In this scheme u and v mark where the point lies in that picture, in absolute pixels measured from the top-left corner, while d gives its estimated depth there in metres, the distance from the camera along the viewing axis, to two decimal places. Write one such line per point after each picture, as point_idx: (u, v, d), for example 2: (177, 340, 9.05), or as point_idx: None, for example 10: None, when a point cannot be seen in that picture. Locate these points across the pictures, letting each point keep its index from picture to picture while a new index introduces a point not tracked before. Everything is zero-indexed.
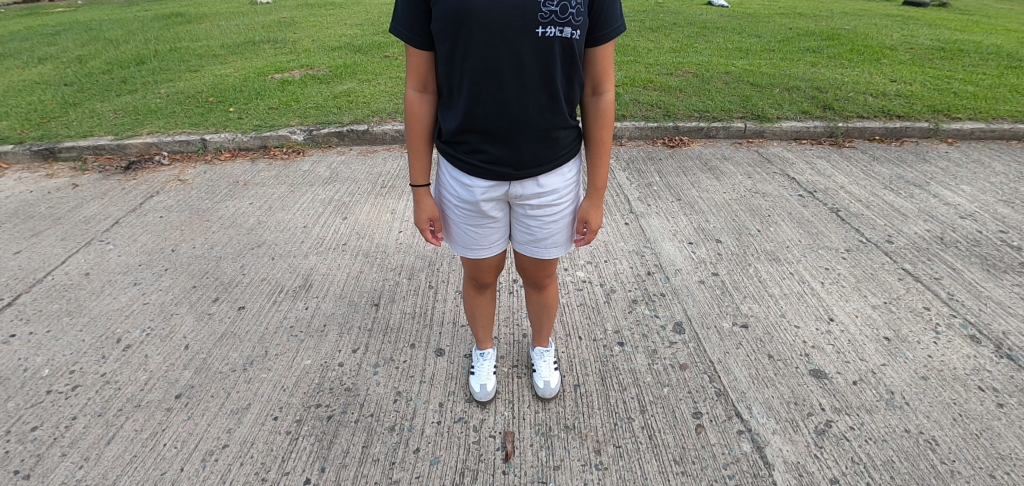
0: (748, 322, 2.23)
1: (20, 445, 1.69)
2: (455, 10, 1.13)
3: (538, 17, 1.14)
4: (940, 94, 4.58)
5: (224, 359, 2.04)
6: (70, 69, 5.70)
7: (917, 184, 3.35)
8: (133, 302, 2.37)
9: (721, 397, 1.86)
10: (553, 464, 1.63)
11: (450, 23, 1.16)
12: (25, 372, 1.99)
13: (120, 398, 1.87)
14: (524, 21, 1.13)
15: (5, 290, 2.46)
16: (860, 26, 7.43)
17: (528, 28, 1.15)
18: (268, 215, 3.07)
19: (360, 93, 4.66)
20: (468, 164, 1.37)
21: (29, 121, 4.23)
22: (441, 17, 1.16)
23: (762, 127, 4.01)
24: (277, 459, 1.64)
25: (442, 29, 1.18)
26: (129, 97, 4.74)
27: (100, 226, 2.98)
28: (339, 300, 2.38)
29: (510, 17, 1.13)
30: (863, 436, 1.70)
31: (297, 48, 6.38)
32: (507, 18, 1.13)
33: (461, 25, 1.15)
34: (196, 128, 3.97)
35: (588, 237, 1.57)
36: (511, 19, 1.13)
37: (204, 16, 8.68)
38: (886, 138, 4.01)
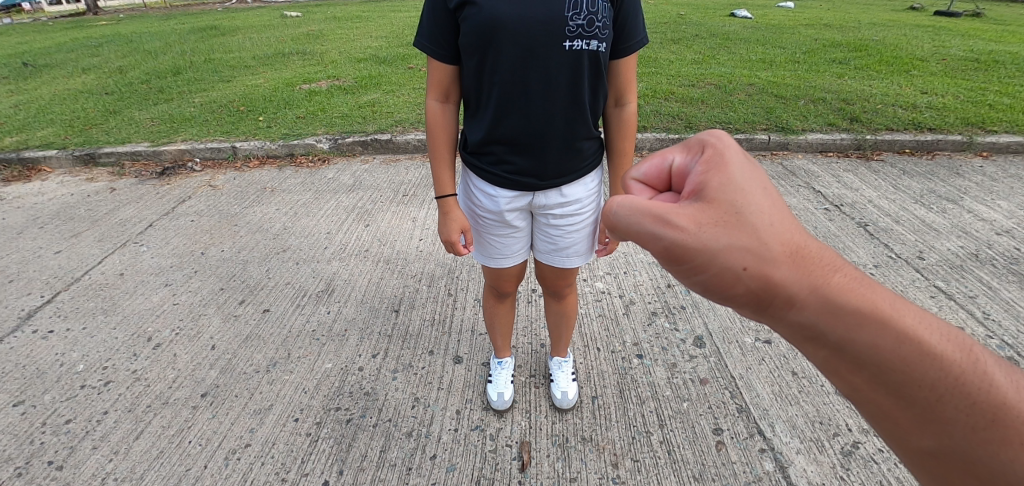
0: (771, 338, 2.18)
1: (55, 437, 1.76)
2: (484, 26, 1.17)
3: (564, 31, 1.18)
4: (974, 106, 4.46)
5: (248, 360, 2.09)
6: (111, 79, 5.96)
7: (950, 199, 3.26)
8: (164, 302, 2.45)
9: (743, 414, 1.83)
10: (570, 476, 1.63)
11: (479, 38, 1.19)
12: (62, 366, 2.07)
13: (149, 395, 1.93)
14: (551, 34, 1.17)
15: (45, 288, 2.57)
16: (890, 37, 7.29)
17: (555, 42, 1.18)
18: (293, 221, 3.15)
19: (384, 103, 4.76)
20: (493, 175, 1.39)
21: (73, 128, 4.43)
22: (469, 31, 1.19)
23: (786, 139, 3.96)
24: (297, 460, 1.67)
25: (470, 44, 1.21)
26: (165, 106, 4.93)
27: (135, 228, 3.09)
28: (360, 306, 2.42)
29: (538, 30, 1.17)
30: (892, 459, 1.65)
31: (324, 59, 6.56)
32: (535, 32, 1.17)
33: (489, 39, 1.19)
34: (227, 136, 4.10)
35: (610, 247, 1.58)
36: (539, 32, 1.17)
37: (237, 28, 9.00)
38: (917, 152, 3.91)
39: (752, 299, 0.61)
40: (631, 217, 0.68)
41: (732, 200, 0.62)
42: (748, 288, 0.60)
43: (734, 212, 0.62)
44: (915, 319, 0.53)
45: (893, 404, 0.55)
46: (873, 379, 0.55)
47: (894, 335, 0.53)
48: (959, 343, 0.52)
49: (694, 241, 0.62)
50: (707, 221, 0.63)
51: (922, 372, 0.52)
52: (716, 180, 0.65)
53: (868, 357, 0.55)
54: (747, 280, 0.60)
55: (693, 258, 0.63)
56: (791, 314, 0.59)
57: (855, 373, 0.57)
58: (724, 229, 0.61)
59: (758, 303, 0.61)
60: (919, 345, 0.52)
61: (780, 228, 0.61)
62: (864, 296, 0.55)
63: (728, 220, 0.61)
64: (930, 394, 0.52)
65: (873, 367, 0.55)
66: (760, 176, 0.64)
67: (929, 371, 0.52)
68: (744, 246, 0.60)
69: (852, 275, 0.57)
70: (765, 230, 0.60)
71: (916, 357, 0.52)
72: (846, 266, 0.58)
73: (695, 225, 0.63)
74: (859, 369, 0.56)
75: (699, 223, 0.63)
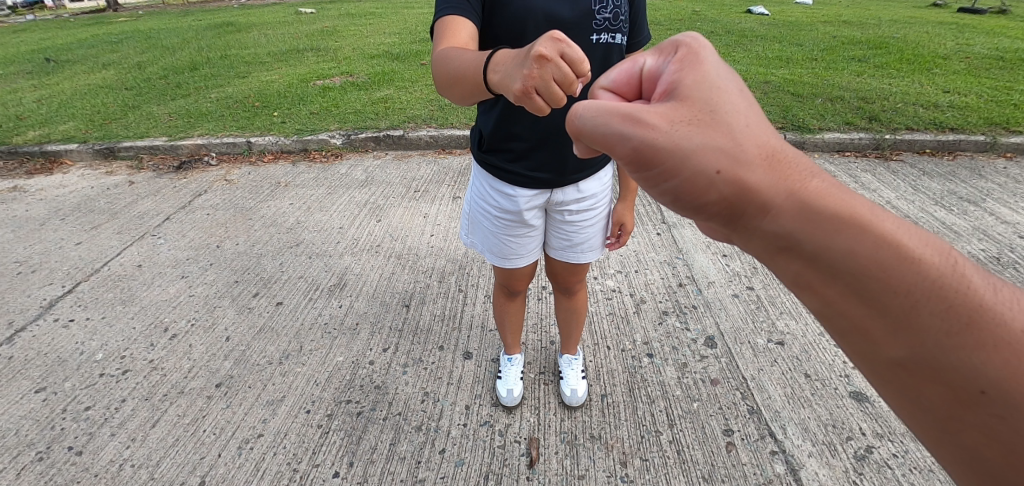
0: (784, 339, 2.16)
1: (75, 423, 1.80)
2: (516, 20, 1.21)
3: (592, 24, 1.26)
4: (998, 105, 4.35)
5: (262, 351, 2.12)
6: (130, 74, 6.06)
7: (971, 200, 3.19)
8: (180, 294, 2.49)
9: (754, 415, 1.81)
10: (578, 473, 1.63)
11: (509, 31, 1.22)
12: (82, 355, 2.11)
13: (166, 384, 1.96)
14: (580, 27, 1.24)
15: (66, 278, 2.63)
16: (911, 34, 7.14)
17: (583, 34, 1.26)
18: (307, 216, 3.18)
19: (396, 99, 4.78)
20: (513, 173, 1.38)
21: (93, 122, 4.52)
22: (502, 22, 1.22)
23: (802, 138, 3.90)
24: (309, 451, 1.69)
25: (501, 36, 1.24)
26: (182, 101, 5.00)
27: (153, 221, 3.14)
28: (371, 300, 2.44)
29: (570, 22, 1.23)
30: (906, 464, 1.63)
31: (338, 56, 6.60)
32: (567, 24, 1.23)
33: (520, 33, 1.22)
34: (243, 131, 4.15)
35: (622, 239, 1.62)
36: (569, 26, 1.23)
37: (253, 25, 9.09)
38: (938, 152, 3.83)
39: (723, 208, 0.56)
40: (597, 118, 0.62)
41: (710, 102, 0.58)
42: (720, 193, 0.56)
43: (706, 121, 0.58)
44: (888, 225, 0.51)
45: (867, 316, 0.52)
46: (849, 290, 0.52)
47: (872, 239, 0.50)
48: (940, 249, 0.51)
49: (665, 140, 0.57)
50: (680, 123, 0.58)
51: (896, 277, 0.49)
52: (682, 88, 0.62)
53: (843, 264, 0.51)
54: (720, 184, 0.56)
55: (663, 162, 0.57)
56: (763, 225, 0.55)
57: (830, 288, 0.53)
58: (699, 127, 0.56)
59: (730, 212, 0.56)
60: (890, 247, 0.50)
61: (751, 137, 0.57)
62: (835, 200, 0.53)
63: (702, 118, 0.57)
64: (906, 301, 0.49)
65: (849, 276, 0.51)
66: (725, 89, 0.61)
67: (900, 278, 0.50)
68: (717, 150, 0.56)
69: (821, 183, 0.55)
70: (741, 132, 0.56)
71: (894, 260, 0.49)
72: (821, 173, 0.56)
73: (668, 125, 0.58)
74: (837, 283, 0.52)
75: (671, 123, 0.57)
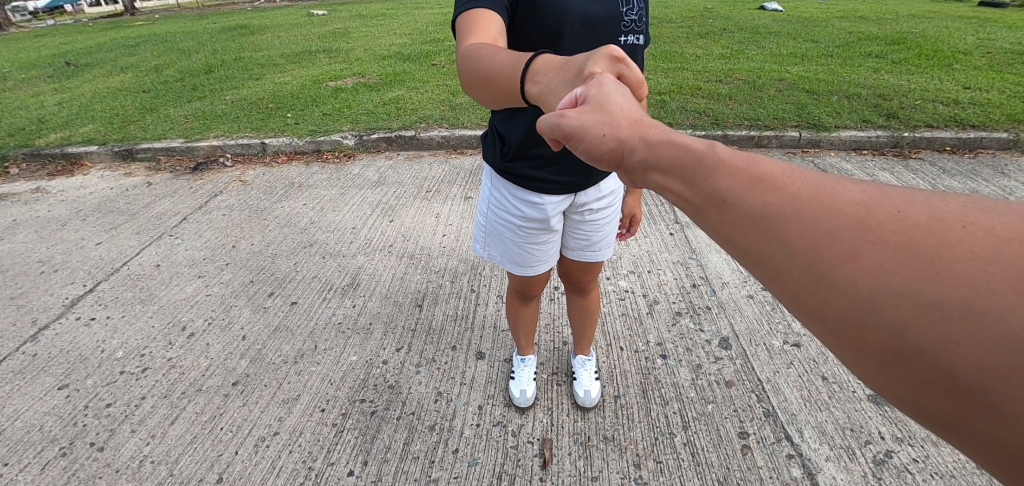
0: (801, 341, 2.13)
1: (96, 420, 1.84)
2: (552, 21, 1.21)
3: (621, 26, 1.32)
4: (1021, 102, 4.25)
5: (277, 350, 2.14)
6: (148, 77, 6.16)
7: (993, 200, 3.12)
8: (198, 293, 2.53)
9: (771, 418, 1.79)
10: (592, 475, 1.62)
11: (544, 33, 1.22)
12: (103, 353, 2.15)
13: (184, 382, 1.99)
14: (611, 29, 1.29)
15: (87, 277, 2.68)
16: (930, 29, 7.00)
17: (614, 36, 1.31)
18: (320, 216, 3.21)
19: (408, 100, 4.80)
20: (541, 180, 1.37)
21: (113, 124, 4.61)
22: (538, 25, 1.21)
23: (818, 137, 3.85)
24: (324, 450, 1.71)
25: (534, 39, 1.23)
26: (198, 103, 5.07)
27: (170, 221, 3.19)
28: (384, 300, 2.45)
29: (604, 24, 1.27)
30: (927, 469, 1.60)
31: (350, 57, 6.65)
32: (600, 26, 1.27)
33: (556, 34, 1.22)
34: (257, 133, 4.20)
35: (632, 230, 1.70)
36: (601, 27, 1.27)
37: (267, 27, 9.19)
38: (958, 150, 3.75)
39: (612, 158, 0.66)
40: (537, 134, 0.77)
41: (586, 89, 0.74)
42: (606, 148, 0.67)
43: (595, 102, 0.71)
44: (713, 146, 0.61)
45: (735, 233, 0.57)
46: (707, 205, 0.58)
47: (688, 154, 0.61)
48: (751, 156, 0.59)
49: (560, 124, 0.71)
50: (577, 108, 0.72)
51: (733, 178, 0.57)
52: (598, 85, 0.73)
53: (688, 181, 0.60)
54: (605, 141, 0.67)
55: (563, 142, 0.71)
56: (636, 165, 0.65)
57: (694, 202, 0.60)
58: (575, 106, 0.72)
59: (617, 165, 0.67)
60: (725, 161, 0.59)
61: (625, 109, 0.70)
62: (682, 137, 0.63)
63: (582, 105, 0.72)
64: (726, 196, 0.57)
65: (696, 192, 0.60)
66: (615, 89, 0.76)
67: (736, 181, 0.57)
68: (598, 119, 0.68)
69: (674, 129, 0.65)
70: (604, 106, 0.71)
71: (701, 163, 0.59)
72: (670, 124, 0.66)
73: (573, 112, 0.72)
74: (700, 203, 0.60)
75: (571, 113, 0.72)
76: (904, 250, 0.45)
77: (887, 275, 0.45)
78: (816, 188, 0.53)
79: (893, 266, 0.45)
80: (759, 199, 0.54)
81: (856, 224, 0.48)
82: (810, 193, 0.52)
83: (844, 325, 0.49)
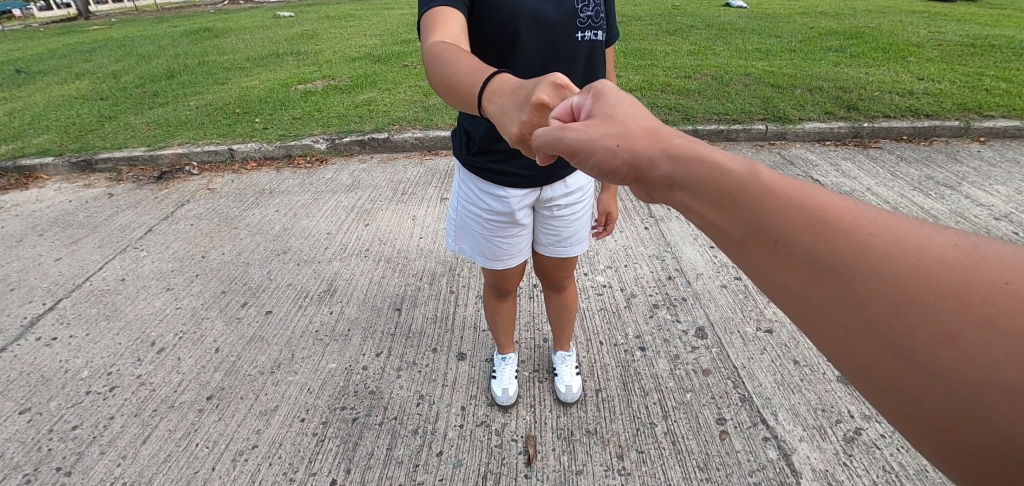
0: (773, 327, 2.19)
1: (63, 443, 1.76)
2: (507, 19, 1.20)
3: (577, 24, 1.30)
4: (971, 91, 4.46)
5: (252, 362, 2.10)
6: (105, 84, 5.93)
7: (948, 185, 3.26)
8: (167, 307, 2.45)
9: (746, 403, 1.84)
10: (576, 469, 1.64)
11: (500, 31, 1.22)
12: (67, 373, 2.07)
13: (155, 399, 1.93)
14: (567, 26, 1.28)
15: (46, 295, 2.57)
16: (885, 24, 7.27)
17: (569, 34, 1.29)
18: (293, 222, 3.14)
19: (380, 102, 4.74)
20: (504, 173, 1.37)
21: (69, 134, 4.42)
22: (492, 27, 1.21)
23: (783, 129, 3.96)
24: (305, 460, 1.68)
25: (490, 40, 1.24)
26: (160, 110, 4.91)
27: (135, 233, 3.09)
28: (362, 305, 2.42)
29: (558, 22, 1.26)
30: (894, 444, 1.66)
31: (319, 59, 6.54)
32: (555, 24, 1.25)
33: (511, 32, 1.22)
34: (224, 139, 4.09)
35: (608, 228, 1.69)
36: (557, 24, 1.26)
37: (231, 30, 8.95)
38: (914, 138, 3.91)
39: (631, 176, 0.65)
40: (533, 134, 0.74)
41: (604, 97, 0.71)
42: (624, 161, 0.64)
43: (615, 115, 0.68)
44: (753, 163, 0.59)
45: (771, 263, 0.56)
46: (750, 237, 0.57)
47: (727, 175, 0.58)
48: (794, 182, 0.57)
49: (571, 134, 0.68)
50: (592, 120, 0.69)
51: (783, 212, 0.54)
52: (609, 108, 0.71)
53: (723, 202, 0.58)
54: (623, 155, 0.64)
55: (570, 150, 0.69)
56: (661, 180, 0.63)
57: (732, 232, 0.58)
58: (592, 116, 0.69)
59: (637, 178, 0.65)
60: (771, 189, 0.56)
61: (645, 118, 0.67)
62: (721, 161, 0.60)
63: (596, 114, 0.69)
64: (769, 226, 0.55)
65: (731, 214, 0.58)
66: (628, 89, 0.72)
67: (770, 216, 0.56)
68: (617, 131, 0.65)
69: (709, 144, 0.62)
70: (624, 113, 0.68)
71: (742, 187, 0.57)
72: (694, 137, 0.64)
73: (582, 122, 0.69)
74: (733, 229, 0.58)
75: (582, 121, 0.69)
76: (986, 314, 0.44)
77: (954, 340, 0.45)
78: (880, 231, 0.50)
79: (978, 336, 0.44)
80: (813, 236, 0.52)
81: (923, 280, 0.47)
82: (873, 234, 0.50)
83: (899, 380, 0.49)
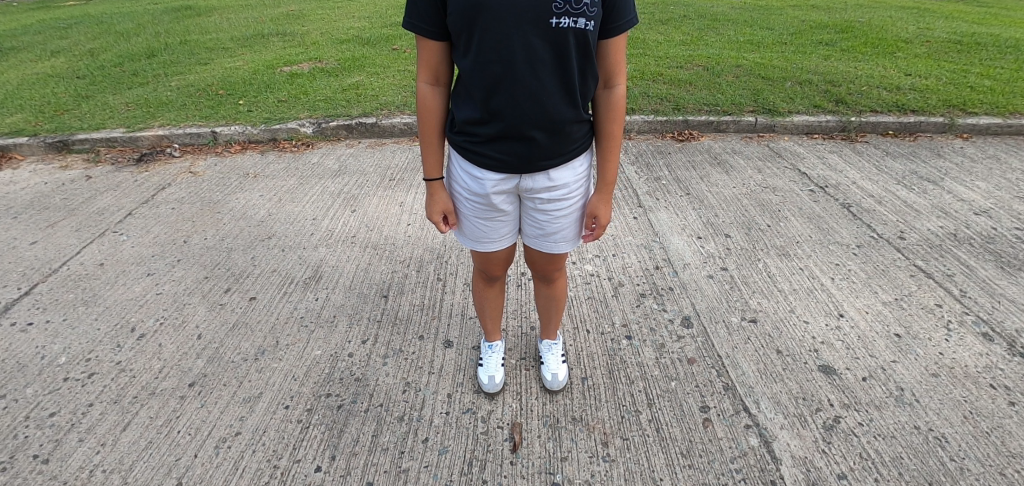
0: (757, 317, 2.22)
1: (39, 430, 1.72)
2: (468, 4, 1.10)
3: (551, 8, 1.10)
4: (956, 88, 4.51)
5: (236, 348, 2.07)
6: (82, 62, 5.74)
7: (930, 180, 3.31)
8: (147, 292, 2.41)
9: (729, 392, 1.86)
10: (561, 455, 1.64)
11: (464, 17, 1.13)
12: (43, 359, 2.03)
13: (135, 386, 1.90)
14: (535, 11, 1.10)
15: (22, 280, 2.51)
16: (875, 19, 7.32)
17: (541, 19, 1.11)
18: (278, 207, 3.10)
19: (368, 86, 4.67)
20: (480, 157, 1.35)
21: (44, 114, 4.28)
22: (456, 11, 1.13)
23: (772, 121, 3.98)
24: (289, 447, 1.66)
25: (458, 24, 1.15)
26: (140, 90, 4.78)
27: (114, 217, 3.02)
28: (348, 292, 2.40)
29: (525, 7, 1.09)
30: (871, 432, 1.68)
31: (305, 41, 6.39)
32: (521, 9, 1.09)
33: (474, 17, 1.12)
34: (207, 121, 4.00)
35: (596, 233, 1.54)
36: (522, 10, 1.09)
37: (214, 9, 8.70)
38: (900, 133, 3.96)
39: None
40: None
41: None
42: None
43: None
44: None
45: None
46: None
47: None
48: None
49: None
50: None
51: None
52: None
53: None
54: None
55: None
56: None
57: None
58: None
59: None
60: None
61: None
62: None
63: None
64: None
65: None
66: None
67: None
68: None
69: None
70: None
71: None
72: None
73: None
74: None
75: None
76: None
77: None
78: None
79: None
80: None
81: None
82: None
83: None
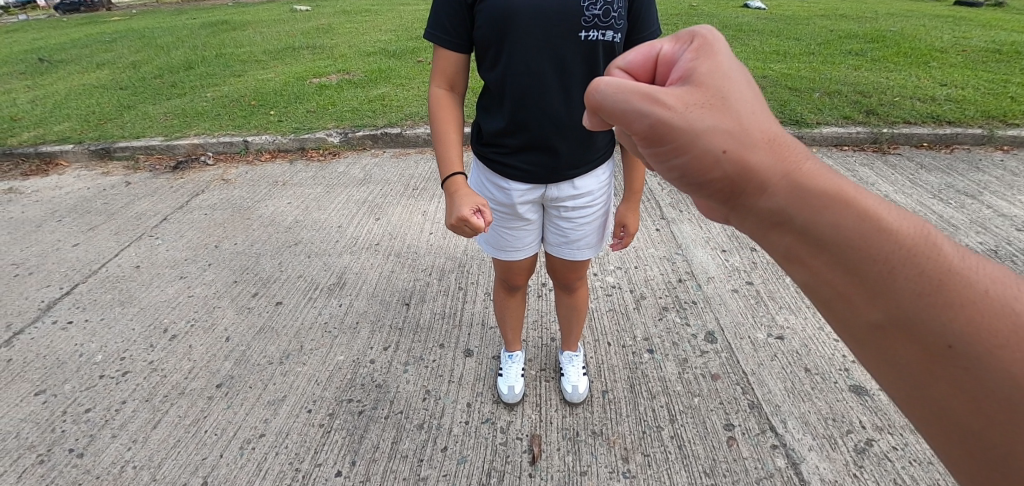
0: (784, 334, 2.16)
1: (76, 425, 1.79)
2: (500, 18, 1.15)
3: (580, 21, 1.15)
4: (995, 98, 4.36)
5: (262, 351, 2.12)
6: (125, 74, 6.01)
7: (968, 194, 3.19)
8: (180, 294, 2.48)
9: (755, 410, 1.81)
10: (581, 469, 1.63)
11: (494, 30, 1.17)
12: (81, 357, 2.11)
13: (167, 384, 1.96)
14: (565, 24, 1.15)
15: (63, 280, 2.62)
16: (908, 28, 7.15)
17: (570, 32, 1.15)
18: (305, 214, 3.17)
19: (394, 97, 4.76)
20: (505, 167, 1.35)
21: (89, 122, 4.49)
22: (486, 26, 1.17)
23: (800, 133, 3.91)
24: (311, 451, 1.69)
25: (488, 39, 1.19)
26: (178, 101, 4.97)
27: (150, 221, 3.13)
28: (371, 299, 2.43)
29: (555, 19, 1.14)
30: (906, 457, 1.63)
31: (334, 53, 6.57)
32: (551, 22, 1.14)
33: (504, 30, 1.16)
34: (239, 131, 4.13)
35: (624, 241, 1.54)
36: (553, 22, 1.14)
37: (249, 23, 9.04)
38: (935, 145, 3.84)
39: (724, 185, 0.57)
40: (619, 93, 0.63)
41: (720, 75, 0.61)
42: (724, 172, 0.57)
43: (715, 90, 0.59)
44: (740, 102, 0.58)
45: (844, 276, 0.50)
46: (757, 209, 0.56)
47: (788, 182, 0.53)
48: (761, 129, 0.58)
49: (680, 120, 0.58)
50: (693, 102, 0.59)
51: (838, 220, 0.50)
52: (705, 66, 0.62)
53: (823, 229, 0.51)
54: (725, 164, 0.57)
55: (675, 138, 0.59)
56: (765, 207, 0.55)
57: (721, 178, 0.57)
58: (706, 112, 0.58)
59: (732, 191, 0.57)
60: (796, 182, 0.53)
61: (756, 119, 0.58)
62: (913, 218, 0.50)
63: (714, 103, 0.58)
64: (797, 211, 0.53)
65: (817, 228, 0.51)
66: (746, 76, 0.61)
67: (972, 255, 0.47)
68: (728, 128, 0.57)
69: (809, 158, 0.56)
70: (744, 116, 0.57)
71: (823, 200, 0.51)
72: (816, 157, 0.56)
73: (681, 104, 0.59)
74: (835, 269, 0.51)
75: (685, 104, 0.58)
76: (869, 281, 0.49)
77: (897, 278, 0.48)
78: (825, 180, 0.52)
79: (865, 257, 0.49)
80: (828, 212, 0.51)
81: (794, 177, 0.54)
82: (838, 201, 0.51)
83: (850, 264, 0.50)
